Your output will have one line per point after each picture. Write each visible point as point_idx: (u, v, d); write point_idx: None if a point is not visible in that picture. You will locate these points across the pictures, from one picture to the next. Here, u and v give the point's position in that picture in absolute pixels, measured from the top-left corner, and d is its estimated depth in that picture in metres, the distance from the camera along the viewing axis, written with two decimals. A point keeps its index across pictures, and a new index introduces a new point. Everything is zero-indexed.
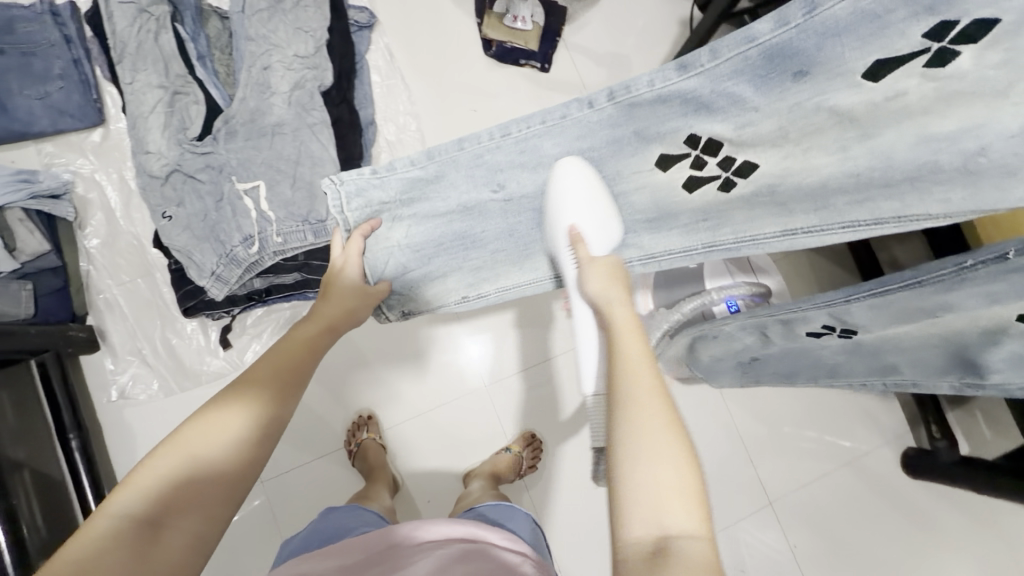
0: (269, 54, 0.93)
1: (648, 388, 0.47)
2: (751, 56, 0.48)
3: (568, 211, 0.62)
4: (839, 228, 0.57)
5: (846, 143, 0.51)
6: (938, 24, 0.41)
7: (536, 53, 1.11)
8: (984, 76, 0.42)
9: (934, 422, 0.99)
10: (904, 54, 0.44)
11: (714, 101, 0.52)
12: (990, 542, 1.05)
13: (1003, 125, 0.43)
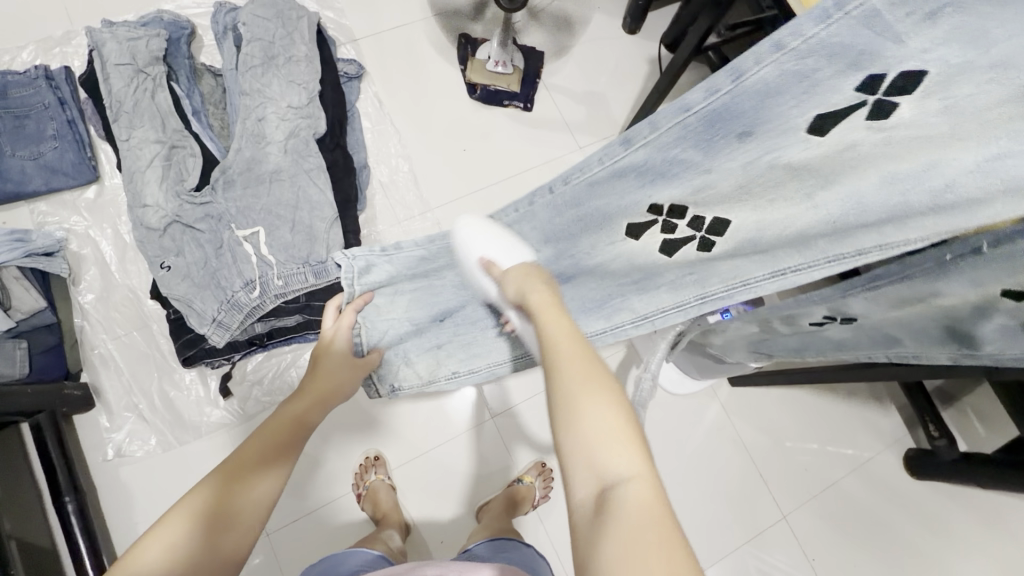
0: (264, 106, 0.97)
1: (580, 352, 0.45)
2: (690, 123, 0.48)
3: (475, 242, 0.64)
4: (824, 263, 0.42)
5: (811, 190, 0.44)
6: (865, 78, 0.39)
7: (518, 94, 1.17)
8: (929, 123, 0.37)
9: (933, 422, 1.01)
10: (840, 109, 0.41)
11: (667, 168, 0.52)
12: (1000, 539, 1.06)
13: (957, 162, 0.35)
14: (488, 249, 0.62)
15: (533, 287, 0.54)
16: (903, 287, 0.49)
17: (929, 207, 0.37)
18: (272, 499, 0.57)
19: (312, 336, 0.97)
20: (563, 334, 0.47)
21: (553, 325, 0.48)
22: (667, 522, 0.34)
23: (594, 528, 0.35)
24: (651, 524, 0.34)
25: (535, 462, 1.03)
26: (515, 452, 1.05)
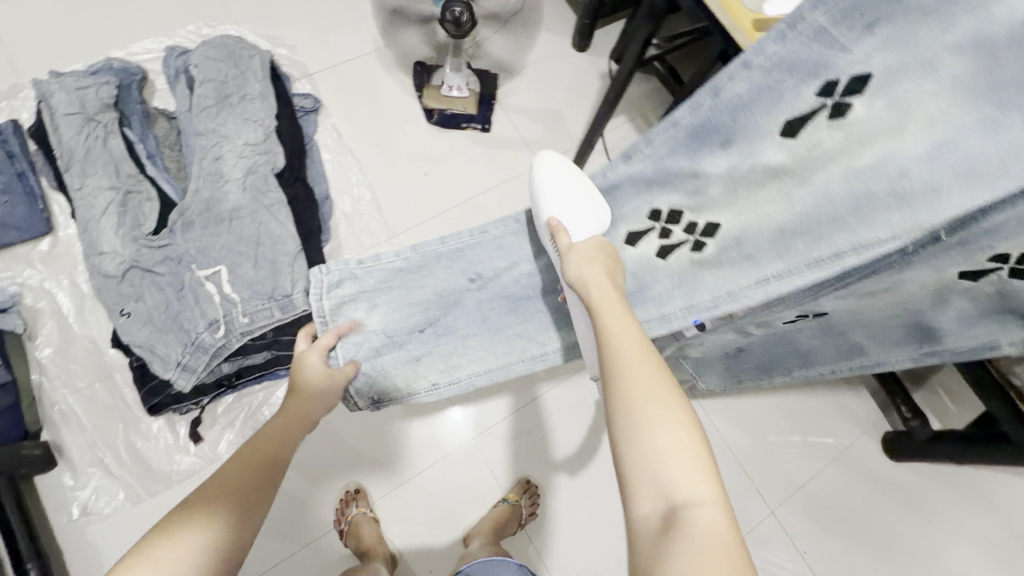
0: (219, 145, 0.97)
1: (651, 364, 0.47)
2: (679, 134, 0.58)
3: (552, 194, 0.65)
4: (806, 268, 0.49)
5: (789, 189, 0.51)
6: (822, 83, 0.48)
7: (476, 116, 1.19)
8: (881, 118, 0.45)
9: (904, 403, 1.03)
10: (805, 112, 0.49)
11: (658, 177, 0.60)
12: (984, 513, 1.07)
13: (908, 149, 0.43)
14: (562, 211, 0.63)
15: (598, 290, 0.54)
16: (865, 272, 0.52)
17: (889, 197, 0.44)
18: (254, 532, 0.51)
19: (282, 372, 0.95)
20: (631, 345, 0.48)
21: (622, 333, 0.49)
22: (732, 549, 0.37)
23: (659, 546, 0.37)
24: (717, 551, 0.36)
25: (519, 480, 1.00)
26: (499, 473, 1.02)
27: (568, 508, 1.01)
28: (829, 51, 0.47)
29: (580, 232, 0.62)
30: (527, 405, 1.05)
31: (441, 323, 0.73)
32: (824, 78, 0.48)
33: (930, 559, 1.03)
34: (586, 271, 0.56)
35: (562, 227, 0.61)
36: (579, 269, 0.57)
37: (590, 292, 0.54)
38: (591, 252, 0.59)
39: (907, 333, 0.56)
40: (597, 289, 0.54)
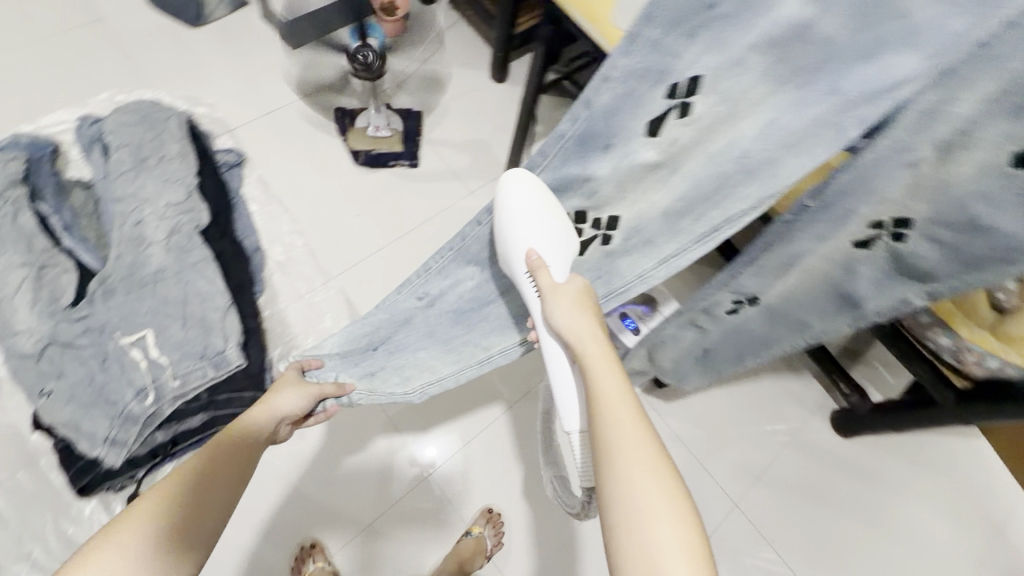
0: (139, 209, 0.95)
1: (644, 429, 0.46)
2: (568, 143, 0.49)
3: (528, 218, 0.54)
4: (694, 244, 0.53)
5: (666, 177, 0.49)
6: (668, 87, 0.42)
7: (402, 153, 1.21)
8: (718, 112, 0.42)
9: (843, 380, 1.06)
10: (659, 114, 0.44)
11: (564, 186, 0.54)
12: (932, 475, 1.12)
13: (744, 133, 0.42)
14: (541, 242, 0.56)
15: (592, 344, 0.53)
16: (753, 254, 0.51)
17: (740, 174, 0.44)
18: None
19: None
20: (629, 411, 0.47)
21: (618, 397, 0.48)
22: None
23: None
24: None
25: (481, 510, 0.99)
26: (460, 504, 1.01)
27: (534, 530, 1.01)
28: (663, 55, 0.40)
29: (560, 270, 0.58)
30: (485, 430, 1.05)
31: (391, 340, 0.71)
32: (672, 77, 0.41)
33: (890, 522, 1.07)
34: (582, 321, 0.55)
35: (544, 264, 0.57)
36: (573, 319, 0.55)
37: (588, 349, 0.53)
38: (579, 298, 0.57)
39: (837, 314, 0.54)
40: (591, 343, 0.53)
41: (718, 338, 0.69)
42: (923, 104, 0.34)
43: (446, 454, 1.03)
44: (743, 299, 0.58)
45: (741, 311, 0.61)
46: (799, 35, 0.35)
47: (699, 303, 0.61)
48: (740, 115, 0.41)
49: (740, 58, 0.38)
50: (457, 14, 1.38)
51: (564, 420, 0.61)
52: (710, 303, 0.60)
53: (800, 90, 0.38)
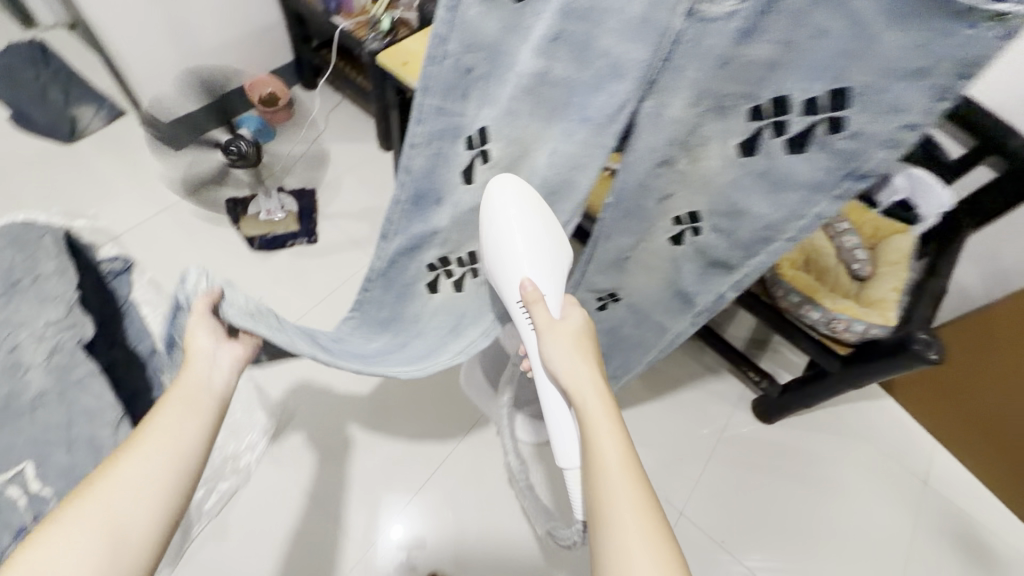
0: (11, 333, 0.75)
1: (639, 492, 0.43)
2: (404, 205, 0.54)
3: (524, 242, 0.55)
4: None
5: None
6: (467, 138, 0.51)
7: (300, 231, 1.22)
8: (510, 151, 0.54)
9: (749, 367, 1.13)
10: (467, 162, 0.54)
11: (415, 242, 0.59)
12: (853, 440, 1.19)
13: (535, 160, 0.55)
14: (534, 273, 0.56)
15: (590, 393, 0.50)
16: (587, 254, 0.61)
17: (548, 193, 0.58)
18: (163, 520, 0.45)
19: None
20: (624, 471, 0.44)
21: (614, 452, 0.46)
22: None
23: None
24: None
25: None
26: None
27: None
28: (454, 115, 0.48)
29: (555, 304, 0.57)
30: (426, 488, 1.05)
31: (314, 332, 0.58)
32: (470, 128, 0.50)
33: (824, 486, 1.13)
34: (581, 368, 0.52)
35: (539, 296, 0.55)
36: (572, 361, 0.52)
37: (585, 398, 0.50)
38: (576, 339, 0.54)
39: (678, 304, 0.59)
40: (589, 392, 0.50)
41: (608, 345, 0.73)
42: (645, 110, 0.45)
43: (409, 523, 1.02)
44: (603, 295, 0.66)
45: (609, 307, 0.68)
46: (542, 79, 0.46)
47: None
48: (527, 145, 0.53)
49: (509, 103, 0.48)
50: (338, 95, 1.45)
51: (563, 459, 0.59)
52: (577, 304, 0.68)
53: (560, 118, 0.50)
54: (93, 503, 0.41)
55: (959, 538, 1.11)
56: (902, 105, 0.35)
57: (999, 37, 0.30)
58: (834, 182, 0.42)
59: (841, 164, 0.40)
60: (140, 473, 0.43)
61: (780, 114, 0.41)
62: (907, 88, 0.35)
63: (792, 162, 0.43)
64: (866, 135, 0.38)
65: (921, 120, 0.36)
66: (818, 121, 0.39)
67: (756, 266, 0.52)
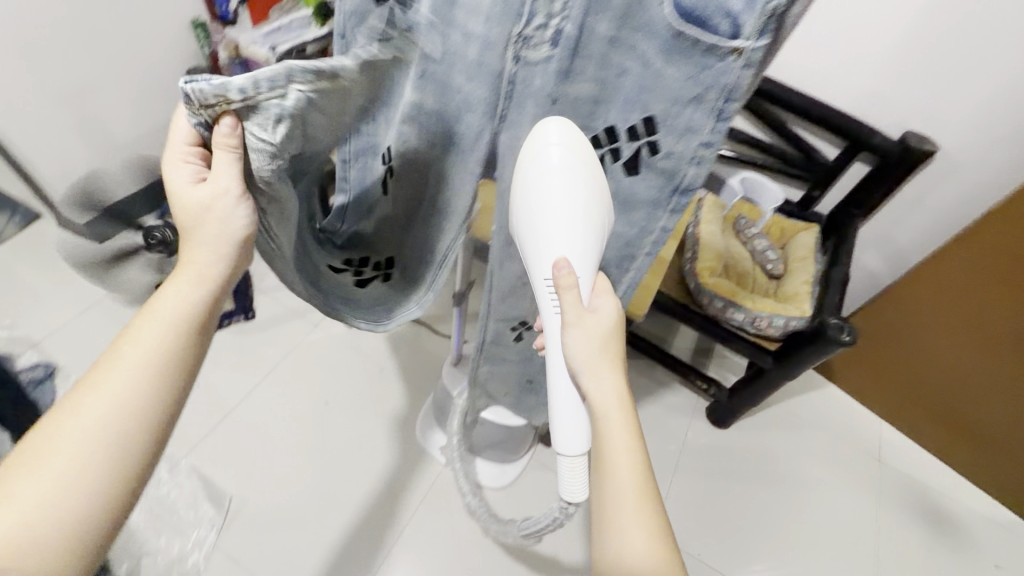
0: None
1: (643, 511, 0.46)
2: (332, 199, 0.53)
3: (563, 202, 0.41)
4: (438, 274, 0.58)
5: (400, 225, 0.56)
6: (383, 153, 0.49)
7: (236, 308, 1.19)
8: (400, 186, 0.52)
9: (697, 376, 1.16)
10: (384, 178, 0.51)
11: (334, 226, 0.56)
12: (806, 430, 1.23)
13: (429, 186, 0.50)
14: (573, 248, 0.43)
15: (612, 410, 0.48)
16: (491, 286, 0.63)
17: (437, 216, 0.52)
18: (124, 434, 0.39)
19: None
20: (632, 494, 0.46)
21: (625, 470, 0.47)
22: None
23: None
24: None
25: None
26: None
27: None
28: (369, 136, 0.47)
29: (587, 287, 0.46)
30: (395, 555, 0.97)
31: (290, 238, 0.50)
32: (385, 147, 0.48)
33: (786, 480, 1.16)
34: (604, 380, 0.48)
35: (576, 281, 0.44)
36: (597, 367, 0.47)
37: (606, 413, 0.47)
38: (605, 342, 0.47)
39: None
40: (612, 410, 0.48)
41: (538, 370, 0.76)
42: (502, 141, 0.46)
43: None
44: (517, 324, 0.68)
45: (525, 336, 0.70)
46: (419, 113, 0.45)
47: (488, 339, 0.70)
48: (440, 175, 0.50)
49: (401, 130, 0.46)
50: None
51: (557, 445, 0.50)
52: (492, 336, 0.70)
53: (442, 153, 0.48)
54: (73, 421, 0.38)
55: (918, 508, 1.16)
56: (694, 128, 0.39)
57: (742, 67, 0.34)
58: (667, 196, 0.45)
59: (667, 181, 0.44)
60: (118, 381, 0.39)
61: (611, 142, 0.43)
62: (691, 113, 0.38)
63: (631, 183, 0.45)
64: (676, 155, 0.42)
65: (712, 140, 0.40)
66: (639, 145, 0.42)
67: (628, 285, 0.55)
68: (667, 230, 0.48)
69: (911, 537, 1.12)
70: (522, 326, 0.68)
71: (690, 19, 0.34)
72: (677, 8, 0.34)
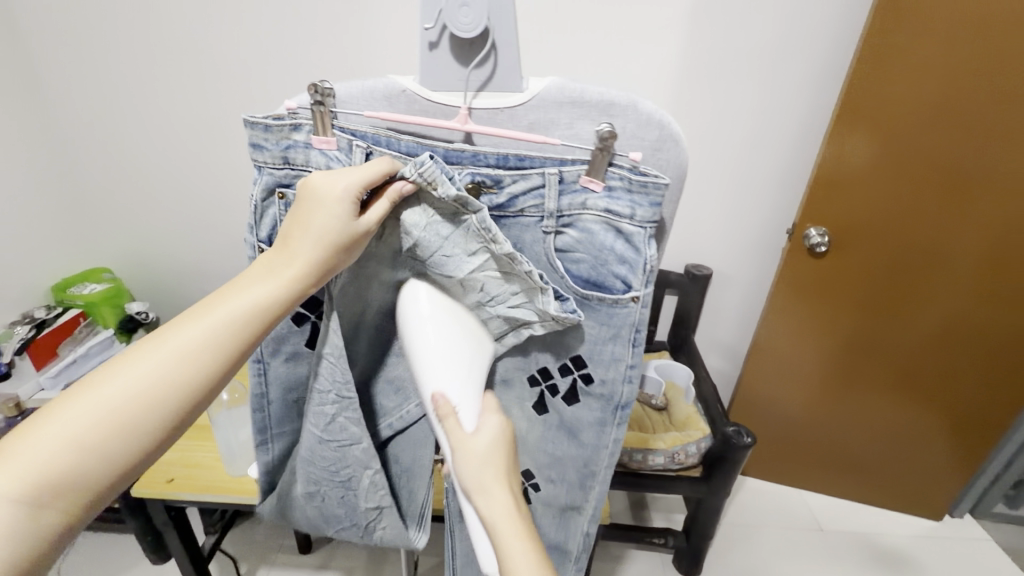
0: None
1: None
2: (272, 410, 0.54)
3: (434, 344, 0.45)
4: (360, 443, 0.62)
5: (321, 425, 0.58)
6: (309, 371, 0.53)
7: None
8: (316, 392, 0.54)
9: (651, 534, 1.14)
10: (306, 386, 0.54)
11: (268, 423, 0.55)
12: (756, 534, 1.26)
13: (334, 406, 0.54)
14: (445, 383, 0.45)
15: (508, 521, 0.42)
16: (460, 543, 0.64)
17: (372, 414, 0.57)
18: (195, 363, 0.39)
19: None
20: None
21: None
22: None
23: None
24: None
25: None
26: None
27: None
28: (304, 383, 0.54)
29: (472, 416, 0.46)
30: None
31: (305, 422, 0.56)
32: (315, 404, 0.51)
33: None
34: (494, 490, 0.43)
35: (452, 408, 0.45)
36: (480, 479, 0.44)
37: (496, 528, 0.42)
38: (487, 454, 0.44)
39: (568, 559, 0.61)
40: (507, 522, 0.42)
41: None
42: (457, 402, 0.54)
43: None
44: None
45: None
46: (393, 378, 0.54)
47: None
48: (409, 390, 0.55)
49: (326, 401, 0.48)
50: None
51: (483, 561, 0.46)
52: None
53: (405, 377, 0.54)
54: (145, 353, 0.38)
55: (874, 557, 1.23)
56: (618, 356, 0.46)
57: (641, 307, 0.43)
58: (611, 415, 0.49)
59: (607, 403, 0.48)
60: (210, 319, 0.40)
61: (548, 378, 0.50)
62: (610, 345, 0.45)
63: (575, 411, 0.50)
64: (609, 381, 0.47)
65: (635, 362, 0.46)
66: (573, 377, 0.48)
67: (597, 499, 0.55)
68: (618, 441, 0.51)
69: None
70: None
71: (589, 283, 0.43)
72: (575, 278, 0.43)
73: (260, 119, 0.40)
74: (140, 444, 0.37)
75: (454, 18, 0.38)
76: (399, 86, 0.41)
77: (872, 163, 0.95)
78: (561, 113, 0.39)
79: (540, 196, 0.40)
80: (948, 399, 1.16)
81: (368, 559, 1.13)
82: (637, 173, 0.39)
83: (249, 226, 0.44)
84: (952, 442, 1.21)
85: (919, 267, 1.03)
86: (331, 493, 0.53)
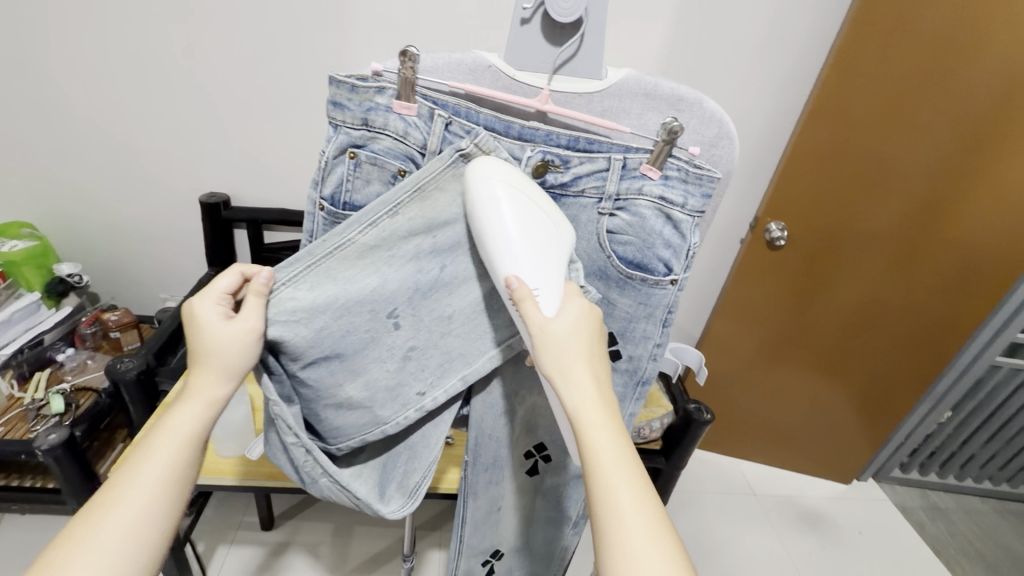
0: None
1: (647, 514, 0.37)
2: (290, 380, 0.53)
3: (513, 228, 0.41)
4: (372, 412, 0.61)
5: None
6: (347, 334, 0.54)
7: None
8: None
9: None
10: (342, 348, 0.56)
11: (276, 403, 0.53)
12: (699, 498, 1.39)
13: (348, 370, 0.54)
14: (521, 265, 0.40)
15: (592, 407, 0.40)
16: (468, 509, 0.65)
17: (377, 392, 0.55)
18: (179, 460, 0.43)
19: None
20: (622, 478, 0.38)
21: (609, 449, 0.39)
22: None
23: None
24: None
25: None
26: None
27: None
28: None
29: (554, 304, 0.41)
30: None
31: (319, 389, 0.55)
32: (328, 371, 0.49)
33: (716, 551, 1.26)
34: (578, 376, 0.41)
35: (530, 293, 0.40)
36: (563, 364, 0.40)
37: (577, 409, 0.40)
38: (568, 341, 0.41)
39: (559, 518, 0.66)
40: (591, 405, 0.40)
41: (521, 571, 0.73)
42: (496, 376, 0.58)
43: None
44: (489, 558, 0.70)
45: (494, 567, 0.72)
46: (415, 350, 0.52)
47: None
48: (440, 366, 0.53)
49: (314, 360, 0.48)
50: None
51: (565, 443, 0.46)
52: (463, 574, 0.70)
53: (407, 379, 0.53)
54: (127, 477, 0.41)
55: (797, 517, 1.39)
56: (648, 335, 0.49)
57: (677, 290, 0.47)
58: (631, 389, 0.53)
59: (631, 377, 0.52)
60: (177, 425, 0.44)
61: None
62: (643, 325, 0.49)
63: None
64: (636, 357, 0.51)
65: (662, 341, 0.50)
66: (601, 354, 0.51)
67: None
68: (632, 416, 0.55)
69: (810, 545, 1.32)
70: (493, 558, 0.71)
71: (632, 265, 0.46)
72: (620, 259, 0.46)
73: (345, 78, 0.42)
74: (157, 550, 0.41)
75: (555, 2, 0.40)
76: (487, 63, 0.44)
77: (842, 156, 1.01)
78: (634, 104, 0.45)
79: (601, 178, 0.44)
80: (867, 379, 1.31)
81: (333, 532, 1.13)
82: (693, 166, 0.43)
83: (314, 182, 0.46)
84: (864, 419, 1.38)
85: (859, 254, 1.12)
86: (296, 452, 0.49)
